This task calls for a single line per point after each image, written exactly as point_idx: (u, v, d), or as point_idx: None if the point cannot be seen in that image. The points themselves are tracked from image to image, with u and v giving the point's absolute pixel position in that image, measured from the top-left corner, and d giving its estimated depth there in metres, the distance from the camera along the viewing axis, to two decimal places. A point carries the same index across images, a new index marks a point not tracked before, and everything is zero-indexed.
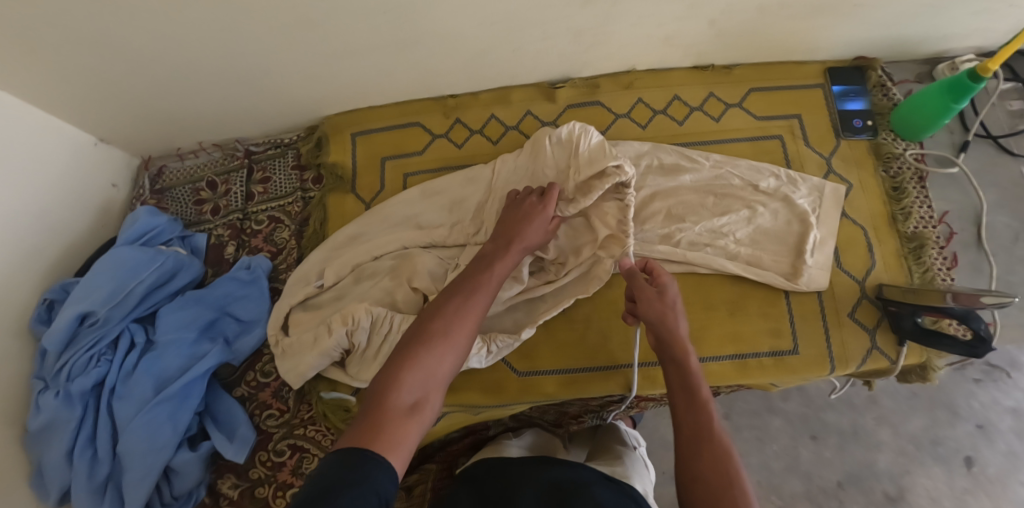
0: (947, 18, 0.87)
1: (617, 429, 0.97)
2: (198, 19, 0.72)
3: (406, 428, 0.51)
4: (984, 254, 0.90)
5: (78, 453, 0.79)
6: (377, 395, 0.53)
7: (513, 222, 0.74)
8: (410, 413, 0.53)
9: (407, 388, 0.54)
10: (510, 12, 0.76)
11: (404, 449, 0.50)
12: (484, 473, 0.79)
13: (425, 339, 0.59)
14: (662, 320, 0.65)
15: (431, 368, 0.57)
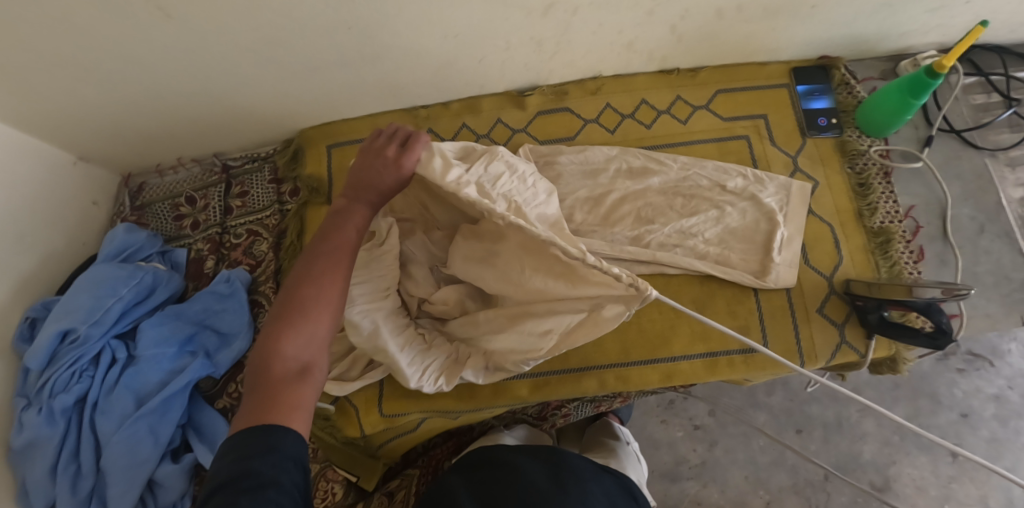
0: (903, 16, 0.88)
1: (610, 426, 1.05)
2: (165, 40, 0.73)
3: (299, 393, 0.54)
4: (949, 246, 0.91)
5: (61, 468, 0.81)
6: (260, 374, 0.55)
7: (364, 171, 0.66)
8: (300, 378, 0.55)
9: (290, 358, 0.56)
10: (471, 24, 0.77)
11: (303, 413, 0.54)
12: (483, 461, 0.77)
13: (293, 310, 0.58)
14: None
15: (309, 334, 0.58)
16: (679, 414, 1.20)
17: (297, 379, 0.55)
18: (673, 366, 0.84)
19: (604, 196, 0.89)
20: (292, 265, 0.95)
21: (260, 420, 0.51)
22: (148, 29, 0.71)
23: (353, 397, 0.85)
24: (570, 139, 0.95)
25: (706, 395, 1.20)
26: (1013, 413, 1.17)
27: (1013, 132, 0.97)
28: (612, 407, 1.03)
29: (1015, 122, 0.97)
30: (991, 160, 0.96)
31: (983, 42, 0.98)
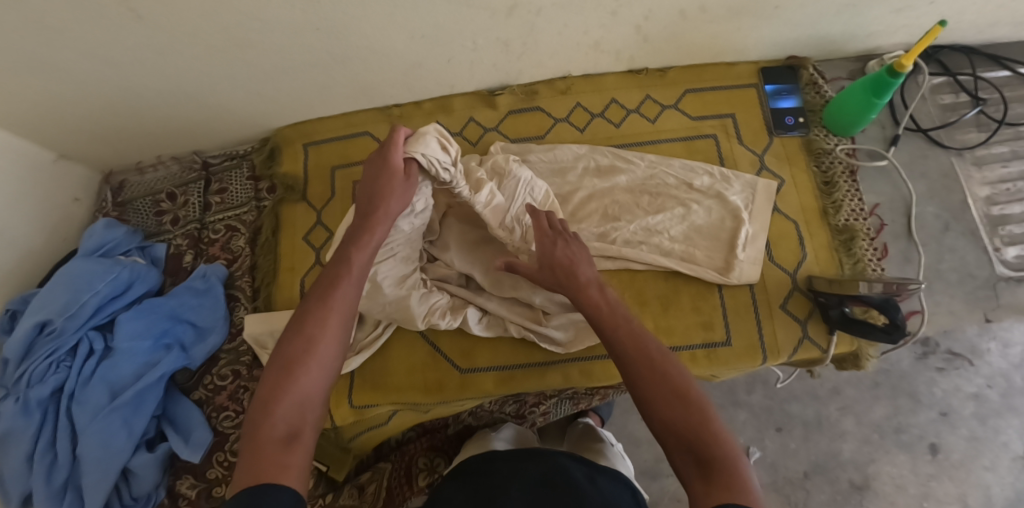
0: (865, 17, 0.90)
1: (597, 430, 0.99)
2: (137, 43, 0.76)
3: (290, 453, 0.51)
4: (914, 244, 0.93)
5: (38, 457, 0.83)
6: (250, 436, 0.52)
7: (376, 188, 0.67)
8: (292, 438, 0.52)
9: (279, 418, 0.53)
10: (435, 26, 0.79)
11: (294, 475, 0.50)
12: (476, 474, 0.74)
13: (288, 362, 0.57)
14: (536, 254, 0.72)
15: (300, 387, 0.56)
16: None
17: (288, 438, 0.52)
18: None
19: (572, 194, 0.91)
20: (267, 260, 0.97)
21: (249, 484, 0.48)
22: (119, 30, 0.73)
23: None
24: (540, 137, 0.97)
25: None
26: (992, 412, 1.17)
27: (981, 131, 0.98)
28: (591, 405, 1.04)
29: (982, 121, 0.98)
30: (958, 159, 0.97)
31: (952, 43, 0.99)
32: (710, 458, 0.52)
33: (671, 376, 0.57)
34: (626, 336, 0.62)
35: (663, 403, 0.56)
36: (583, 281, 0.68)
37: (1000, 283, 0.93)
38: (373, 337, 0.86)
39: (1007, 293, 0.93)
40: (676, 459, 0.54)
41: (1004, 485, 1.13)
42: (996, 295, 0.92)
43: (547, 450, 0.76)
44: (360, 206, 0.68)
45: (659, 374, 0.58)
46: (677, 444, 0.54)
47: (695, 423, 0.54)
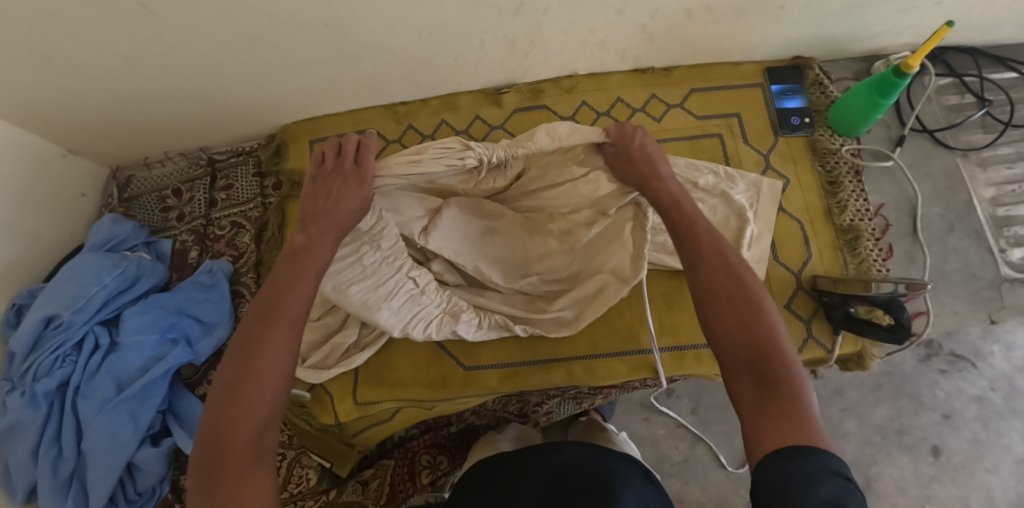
0: (872, 17, 0.90)
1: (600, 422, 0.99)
2: (147, 37, 0.76)
3: (258, 474, 0.50)
4: (918, 244, 0.93)
5: (43, 451, 0.83)
6: (214, 453, 0.50)
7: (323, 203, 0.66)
8: (259, 456, 0.51)
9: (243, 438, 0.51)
10: (442, 23, 0.79)
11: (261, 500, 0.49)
12: (478, 485, 0.73)
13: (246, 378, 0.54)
14: (627, 168, 0.75)
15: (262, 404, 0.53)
16: (660, 413, 1.21)
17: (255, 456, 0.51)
18: (641, 358, 0.86)
19: None
20: (273, 256, 0.98)
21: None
22: (129, 24, 0.73)
23: (328, 385, 0.87)
24: None
25: (688, 391, 1.21)
26: (995, 414, 1.17)
27: (986, 133, 0.98)
28: (594, 404, 1.04)
29: (987, 122, 0.98)
30: (963, 160, 0.97)
31: (957, 44, 0.99)
32: (773, 380, 0.52)
33: (739, 295, 0.57)
34: (706, 250, 0.61)
35: (726, 310, 0.57)
36: (667, 186, 0.70)
37: (1004, 284, 0.93)
38: (377, 334, 0.86)
39: (1011, 294, 0.93)
40: (734, 376, 0.54)
41: (1007, 488, 1.13)
42: (1000, 296, 0.92)
43: (546, 448, 0.74)
44: (305, 216, 0.66)
45: (726, 291, 0.58)
46: (734, 359, 0.54)
47: (763, 340, 0.54)
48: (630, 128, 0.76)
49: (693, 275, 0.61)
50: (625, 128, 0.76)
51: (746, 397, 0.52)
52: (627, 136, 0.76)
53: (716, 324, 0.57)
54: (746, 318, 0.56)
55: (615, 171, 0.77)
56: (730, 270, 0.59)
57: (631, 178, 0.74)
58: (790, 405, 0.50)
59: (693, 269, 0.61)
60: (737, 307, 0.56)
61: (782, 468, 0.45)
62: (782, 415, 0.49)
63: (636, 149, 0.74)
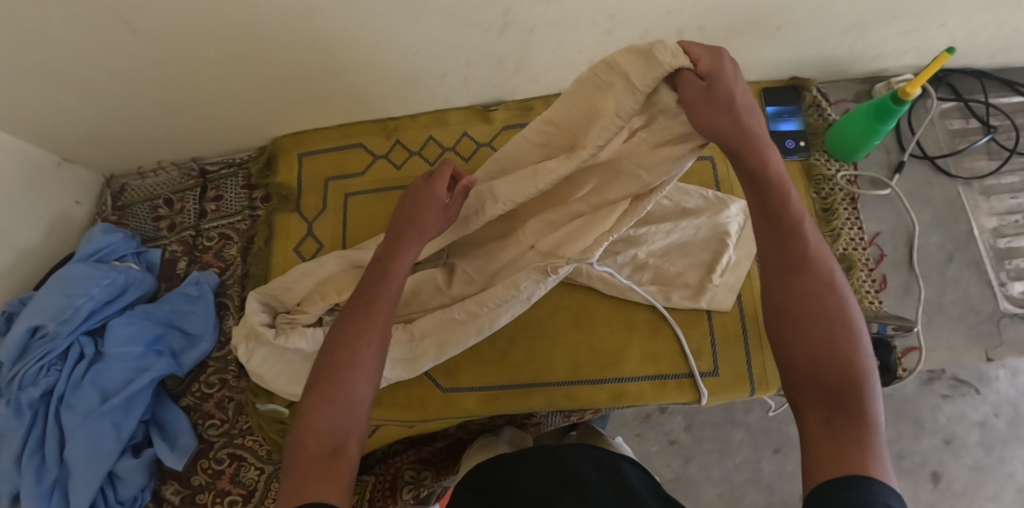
0: (872, 39, 0.87)
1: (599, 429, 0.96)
2: (133, 54, 0.76)
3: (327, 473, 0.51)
4: (914, 275, 0.90)
5: (26, 458, 0.84)
6: (297, 448, 0.53)
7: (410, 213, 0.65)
8: (336, 450, 0.53)
9: (325, 434, 0.53)
10: (428, 42, 0.78)
11: (343, 489, 0.51)
12: (480, 486, 0.70)
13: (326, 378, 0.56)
14: (722, 124, 0.47)
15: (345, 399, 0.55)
16: (653, 429, 1.19)
17: (333, 449, 0.53)
18: (621, 387, 0.84)
19: None
20: (259, 271, 0.99)
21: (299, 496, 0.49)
22: (115, 41, 0.73)
23: None
24: None
25: (682, 411, 1.20)
26: (997, 441, 1.13)
27: (991, 159, 0.95)
28: (584, 417, 1.02)
29: (993, 149, 0.95)
30: (965, 188, 0.94)
31: (964, 66, 0.95)
32: (848, 404, 0.49)
33: (830, 318, 0.51)
34: (807, 259, 0.53)
35: (801, 335, 0.52)
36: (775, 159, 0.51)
37: (1003, 318, 0.90)
38: None
39: (1010, 329, 0.89)
40: (802, 395, 0.51)
41: None
42: (999, 331, 0.89)
43: (559, 448, 0.72)
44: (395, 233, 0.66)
45: (820, 313, 0.52)
46: (810, 384, 0.50)
47: (846, 372, 0.49)
48: (734, 66, 0.48)
49: (781, 286, 0.53)
50: (720, 60, 0.47)
51: (814, 417, 0.50)
52: (718, 75, 0.46)
53: (799, 348, 0.52)
54: (832, 341, 0.51)
55: (697, 122, 0.48)
56: (828, 285, 0.52)
57: (720, 134, 0.48)
58: (861, 434, 0.47)
59: (782, 278, 0.53)
60: (829, 331, 0.51)
61: (836, 494, 0.43)
62: (853, 445, 0.47)
63: (738, 95, 0.47)
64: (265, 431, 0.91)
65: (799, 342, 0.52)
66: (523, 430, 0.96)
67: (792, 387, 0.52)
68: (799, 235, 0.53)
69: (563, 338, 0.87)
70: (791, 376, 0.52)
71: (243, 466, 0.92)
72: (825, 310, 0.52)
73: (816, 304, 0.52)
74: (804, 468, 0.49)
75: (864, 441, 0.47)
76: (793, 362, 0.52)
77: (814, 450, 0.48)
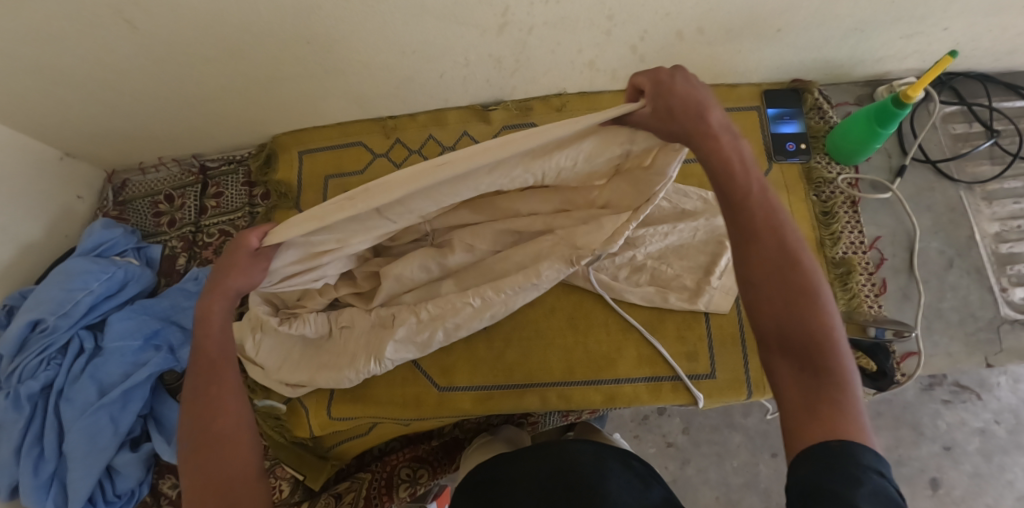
0: (874, 42, 0.86)
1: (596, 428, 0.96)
2: (133, 51, 0.76)
3: None
4: (914, 280, 0.90)
5: (25, 450, 0.85)
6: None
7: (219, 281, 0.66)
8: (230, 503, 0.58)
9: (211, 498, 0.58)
10: (425, 41, 0.78)
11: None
12: (479, 487, 0.70)
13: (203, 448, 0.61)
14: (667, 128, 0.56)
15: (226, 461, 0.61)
16: (651, 430, 1.19)
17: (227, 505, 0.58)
18: (616, 388, 0.84)
19: None
20: None
21: None
22: (114, 38, 0.73)
23: (304, 399, 0.89)
24: None
25: (680, 412, 1.19)
26: (997, 448, 1.12)
27: (994, 164, 0.94)
28: (581, 417, 1.01)
29: (996, 154, 0.94)
30: (967, 193, 0.93)
31: (967, 69, 0.95)
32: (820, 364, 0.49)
33: (791, 281, 0.52)
34: (765, 231, 0.54)
35: (770, 303, 0.52)
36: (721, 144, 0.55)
37: (1003, 324, 0.89)
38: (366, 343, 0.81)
39: (1010, 336, 0.88)
40: (777, 363, 0.51)
41: None
42: (998, 338, 0.88)
43: (556, 443, 0.72)
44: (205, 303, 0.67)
45: (780, 277, 0.53)
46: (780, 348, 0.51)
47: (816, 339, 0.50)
48: (678, 76, 0.55)
49: (740, 258, 0.55)
50: (661, 79, 0.55)
51: (788, 382, 0.50)
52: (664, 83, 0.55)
53: (765, 314, 0.53)
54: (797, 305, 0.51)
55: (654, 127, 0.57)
56: (790, 253, 0.53)
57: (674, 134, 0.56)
58: (833, 393, 0.48)
59: (745, 250, 0.54)
60: (790, 294, 0.52)
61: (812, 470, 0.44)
62: (827, 405, 0.47)
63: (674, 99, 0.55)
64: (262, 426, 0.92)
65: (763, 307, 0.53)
66: (520, 428, 0.95)
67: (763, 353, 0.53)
68: (751, 208, 0.55)
69: (560, 339, 0.86)
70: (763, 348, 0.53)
71: None
72: (789, 277, 0.52)
73: (780, 272, 0.53)
74: (787, 437, 0.49)
75: (836, 399, 0.48)
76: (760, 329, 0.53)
77: (789, 417, 0.49)
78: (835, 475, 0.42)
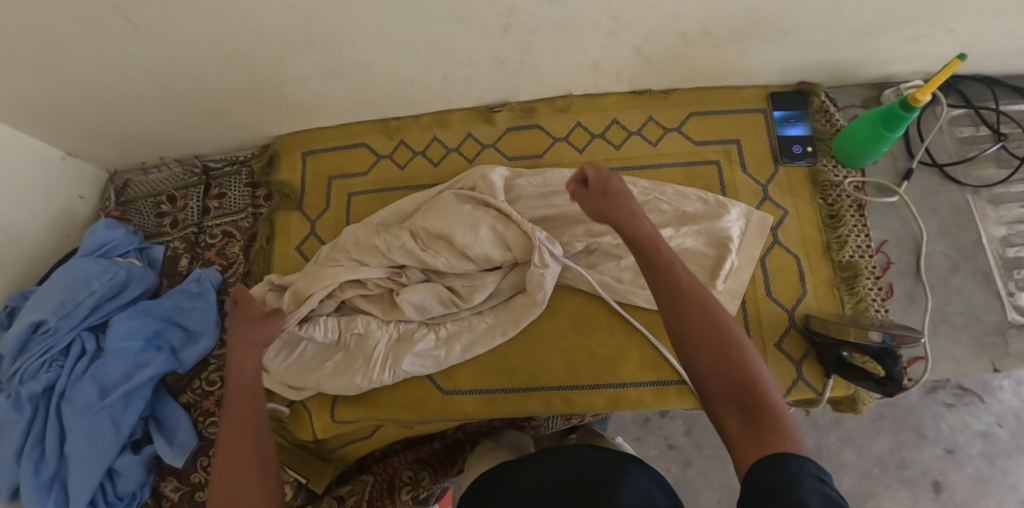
0: (880, 44, 0.86)
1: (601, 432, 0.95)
2: (133, 52, 0.76)
3: None
4: (921, 284, 0.89)
5: (26, 452, 0.84)
6: None
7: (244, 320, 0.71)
8: None
9: None
10: (429, 42, 0.77)
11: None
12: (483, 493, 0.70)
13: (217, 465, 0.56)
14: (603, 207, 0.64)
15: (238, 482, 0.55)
16: (654, 432, 1.18)
17: None
18: (621, 392, 0.84)
19: (563, 216, 0.89)
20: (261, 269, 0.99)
21: None
22: (116, 37, 0.73)
23: (307, 401, 0.89)
24: (538, 156, 0.96)
25: (683, 415, 1.18)
26: (1000, 451, 1.11)
27: (1000, 168, 0.93)
28: (584, 420, 1.00)
29: (1003, 157, 0.93)
30: (973, 196, 0.93)
31: (974, 72, 0.94)
32: (760, 405, 0.51)
33: (713, 328, 0.54)
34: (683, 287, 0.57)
35: (702, 350, 0.54)
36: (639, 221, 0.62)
37: (1009, 329, 0.88)
38: (379, 350, 0.85)
39: (1016, 340, 0.88)
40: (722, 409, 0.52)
41: None
42: (1004, 343, 0.88)
43: (558, 450, 0.73)
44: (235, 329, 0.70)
45: (704, 327, 0.55)
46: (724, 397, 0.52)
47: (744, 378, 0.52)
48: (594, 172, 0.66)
49: (670, 316, 0.56)
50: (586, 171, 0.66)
51: (734, 426, 0.51)
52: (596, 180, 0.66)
53: (697, 363, 0.54)
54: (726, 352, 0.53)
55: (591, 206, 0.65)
56: (708, 306, 0.56)
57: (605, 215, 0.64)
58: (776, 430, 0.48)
59: (672, 307, 0.56)
60: (716, 341, 0.54)
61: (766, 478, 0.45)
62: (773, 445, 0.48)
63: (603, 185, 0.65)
64: None
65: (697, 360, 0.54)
66: (522, 432, 0.95)
67: (710, 406, 0.54)
68: (670, 271, 0.58)
69: (565, 343, 0.86)
70: (708, 402, 0.53)
71: None
72: (714, 329, 0.54)
73: (705, 324, 0.55)
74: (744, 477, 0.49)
75: (781, 436, 0.48)
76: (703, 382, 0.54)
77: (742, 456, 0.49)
78: (779, 477, 0.44)
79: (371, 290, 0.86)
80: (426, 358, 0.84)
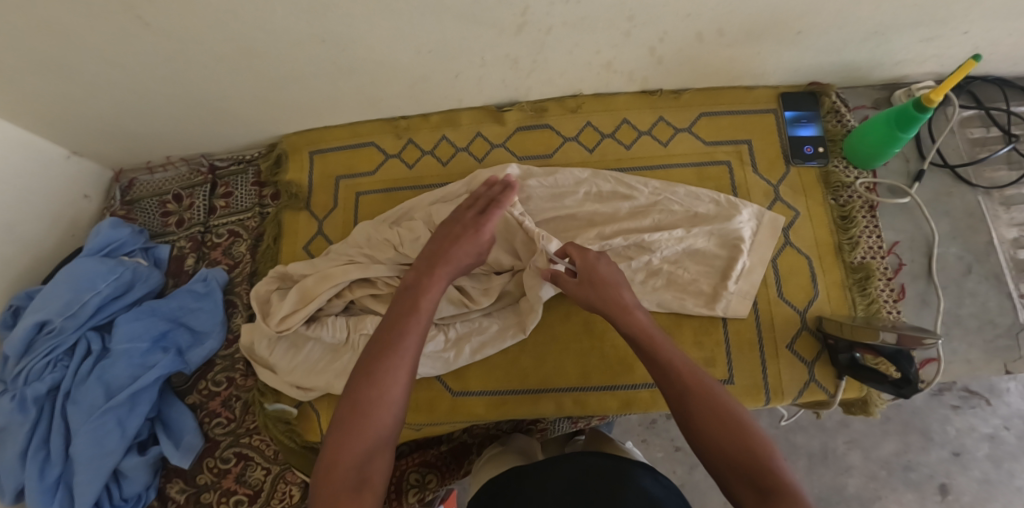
0: (894, 45, 0.85)
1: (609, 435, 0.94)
2: (141, 50, 0.75)
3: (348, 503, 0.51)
4: (933, 286, 0.89)
5: (31, 454, 0.83)
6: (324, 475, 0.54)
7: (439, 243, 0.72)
8: (361, 482, 0.53)
9: (350, 466, 0.54)
10: (441, 40, 0.77)
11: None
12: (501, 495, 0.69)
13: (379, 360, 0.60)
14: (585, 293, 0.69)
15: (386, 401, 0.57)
16: (660, 434, 1.18)
17: (360, 481, 0.53)
18: (632, 393, 0.83)
19: (574, 216, 0.88)
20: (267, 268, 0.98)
21: None
22: (126, 35, 0.72)
23: (316, 402, 0.89)
24: (549, 156, 0.96)
25: None
26: (1007, 454, 1.11)
27: (1012, 169, 0.93)
28: (591, 423, 1.00)
29: (1014, 159, 0.93)
30: (985, 198, 0.92)
31: (986, 73, 0.94)
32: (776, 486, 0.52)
33: (718, 407, 0.57)
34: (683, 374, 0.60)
35: (712, 431, 0.56)
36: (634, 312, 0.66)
37: None
38: None
39: None
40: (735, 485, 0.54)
41: None
42: (1017, 345, 0.87)
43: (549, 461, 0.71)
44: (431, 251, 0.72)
45: (710, 407, 0.57)
46: (739, 478, 0.54)
47: (754, 455, 0.54)
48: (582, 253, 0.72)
49: (678, 402, 0.59)
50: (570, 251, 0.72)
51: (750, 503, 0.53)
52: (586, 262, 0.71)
53: (705, 444, 0.57)
54: (735, 436, 0.56)
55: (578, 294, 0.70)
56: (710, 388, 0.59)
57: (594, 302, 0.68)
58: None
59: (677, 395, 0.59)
60: (723, 421, 0.56)
61: None
62: None
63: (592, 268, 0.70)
64: (272, 431, 0.90)
65: (709, 444, 0.56)
66: (530, 436, 0.94)
67: (725, 483, 0.55)
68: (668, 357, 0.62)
69: (576, 345, 0.85)
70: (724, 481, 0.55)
71: (249, 466, 0.91)
72: (719, 408, 0.57)
73: (712, 404, 0.58)
74: None
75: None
76: (715, 468, 0.56)
77: None
78: None
79: (381, 290, 0.85)
80: (435, 360, 0.83)
